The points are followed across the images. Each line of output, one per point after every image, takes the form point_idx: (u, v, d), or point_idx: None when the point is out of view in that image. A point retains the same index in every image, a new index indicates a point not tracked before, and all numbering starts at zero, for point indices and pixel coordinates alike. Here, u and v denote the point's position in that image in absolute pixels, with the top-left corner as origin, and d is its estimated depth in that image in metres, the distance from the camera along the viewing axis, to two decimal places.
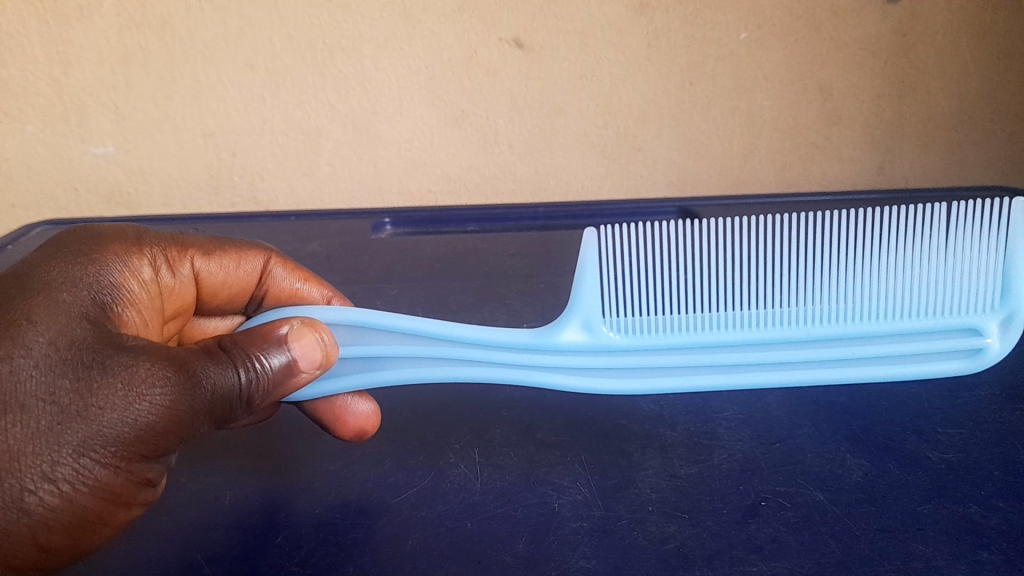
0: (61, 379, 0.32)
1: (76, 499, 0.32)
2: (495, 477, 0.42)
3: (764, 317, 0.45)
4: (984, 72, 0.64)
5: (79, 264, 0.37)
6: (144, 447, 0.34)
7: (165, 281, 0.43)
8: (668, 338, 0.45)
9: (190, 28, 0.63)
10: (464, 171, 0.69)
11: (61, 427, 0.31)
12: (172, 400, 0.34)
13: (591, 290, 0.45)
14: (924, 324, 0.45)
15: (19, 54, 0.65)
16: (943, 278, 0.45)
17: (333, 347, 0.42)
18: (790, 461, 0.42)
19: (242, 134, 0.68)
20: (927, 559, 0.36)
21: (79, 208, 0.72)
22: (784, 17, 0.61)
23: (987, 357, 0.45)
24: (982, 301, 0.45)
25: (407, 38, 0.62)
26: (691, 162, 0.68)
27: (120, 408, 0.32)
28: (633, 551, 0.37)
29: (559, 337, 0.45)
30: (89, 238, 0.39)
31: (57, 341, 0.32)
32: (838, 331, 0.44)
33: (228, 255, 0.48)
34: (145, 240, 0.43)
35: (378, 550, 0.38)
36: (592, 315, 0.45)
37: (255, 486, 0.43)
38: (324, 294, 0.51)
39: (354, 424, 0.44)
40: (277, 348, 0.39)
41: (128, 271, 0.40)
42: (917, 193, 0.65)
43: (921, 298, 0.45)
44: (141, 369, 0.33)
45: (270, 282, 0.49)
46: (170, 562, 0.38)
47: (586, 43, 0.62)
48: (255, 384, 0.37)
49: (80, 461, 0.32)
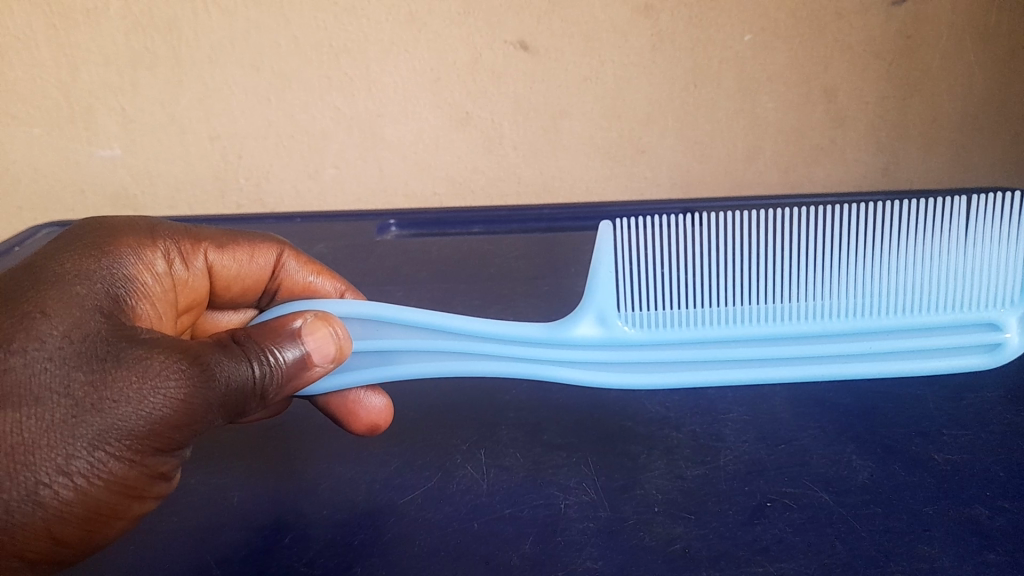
0: (75, 372, 0.32)
1: (90, 492, 0.33)
2: (502, 477, 0.42)
3: (776, 312, 0.45)
4: (989, 74, 0.64)
5: (92, 258, 0.37)
6: (157, 441, 0.34)
7: (178, 274, 0.43)
8: (682, 332, 0.45)
9: (196, 31, 0.63)
10: (469, 174, 0.70)
11: (76, 420, 0.32)
12: (186, 393, 0.34)
13: (605, 284, 0.46)
14: (938, 318, 0.45)
15: (26, 57, 0.65)
16: (956, 273, 0.45)
17: (346, 341, 0.42)
18: (796, 462, 0.42)
19: (248, 136, 0.68)
20: (933, 561, 0.36)
21: (86, 211, 0.72)
22: (788, 19, 0.61)
23: (1007, 352, 0.45)
24: (996, 297, 0.45)
25: (413, 41, 0.63)
26: (696, 164, 0.68)
27: (134, 401, 0.33)
28: (641, 551, 0.37)
29: (574, 330, 0.46)
30: (101, 232, 0.39)
31: (71, 334, 0.33)
32: (849, 326, 0.45)
33: (241, 249, 0.48)
34: (158, 233, 0.43)
35: (386, 551, 0.38)
36: (606, 309, 0.46)
37: (264, 485, 0.43)
38: (336, 287, 0.52)
39: (366, 419, 0.44)
40: (290, 342, 0.39)
41: (141, 264, 0.40)
42: (921, 194, 0.65)
43: (935, 293, 0.45)
44: (154, 362, 0.33)
45: (282, 275, 0.50)
46: (180, 562, 0.39)
47: (590, 45, 0.62)
48: (269, 377, 0.38)
49: (95, 454, 0.32)
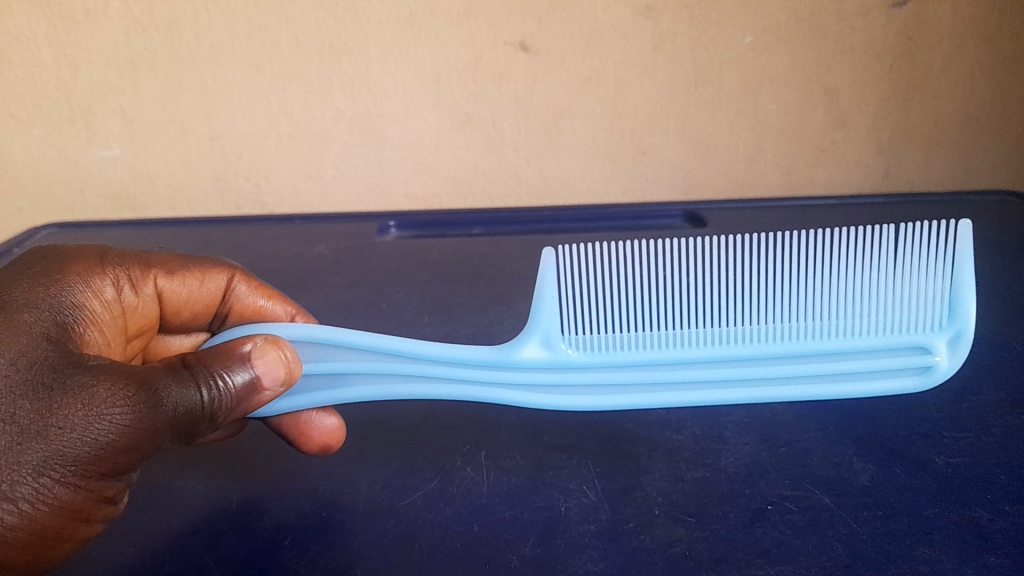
0: (20, 400, 0.32)
1: (35, 517, 0.33)
2: (502, 480, 0.42)
3: (721, 334, 0.43)
4: (990, 76, 0.64)
5: (41, 285, 0.38)
6: (103, 465, 0.34)
7: (128, 300, 0.43)
8: (623, 354, 0.43)
9: (196, 31, 0.63)
10: (470, 174, 0.70)
11: (21, 447, 0.32)
12: (131, 419, 0.34)
13: (549, 307, 0.44)
14: (880, 341, 0.43)
15: (25, 57, 0.65)
16: (896, 297, 0.43)
17: (296, 363, 0.42)
18: (797, 464, 0.42)
19: (248, 136, 0.68)
20: (934, 564, 0.36)
21: (86, 211, 0.73)
22: (790, 21, 0.61)
23: (937, 374, 0.43)
24: (935, 319, 0.43)
25: (413, 41, 0.62)
26: (696, 166, 0.69)
27: (80, 426, 0.33)
28: (641, 554, 0.37)
29: (519, 353, 0.44)
30: (51, 259, 0.40)
31: (18, 362, 0.33)
32: (795, 348, 0.43)
33: (192, 273, 0.48)
34: (107, 259, 0.43)
35: (387, 554, 0.38)
36: (551, 331, 0.44)
37: (262, 488, 0.43)
38: (287, 310, 0.50)
39: (319, 440, 0.43)
40: (240, 365, 0.39)
41: (90, 290, 0.41)
42: (919, 197, 0.67)
43: (880, 316, 0.43)
44: (101, 389, 0.33)
45: (234, 299, 0.49)
46: (181, 563, 0.39)
47: (592, 46, 0.62)
48: (218, 401, 0.37)
49: (40, 480, 0.32)
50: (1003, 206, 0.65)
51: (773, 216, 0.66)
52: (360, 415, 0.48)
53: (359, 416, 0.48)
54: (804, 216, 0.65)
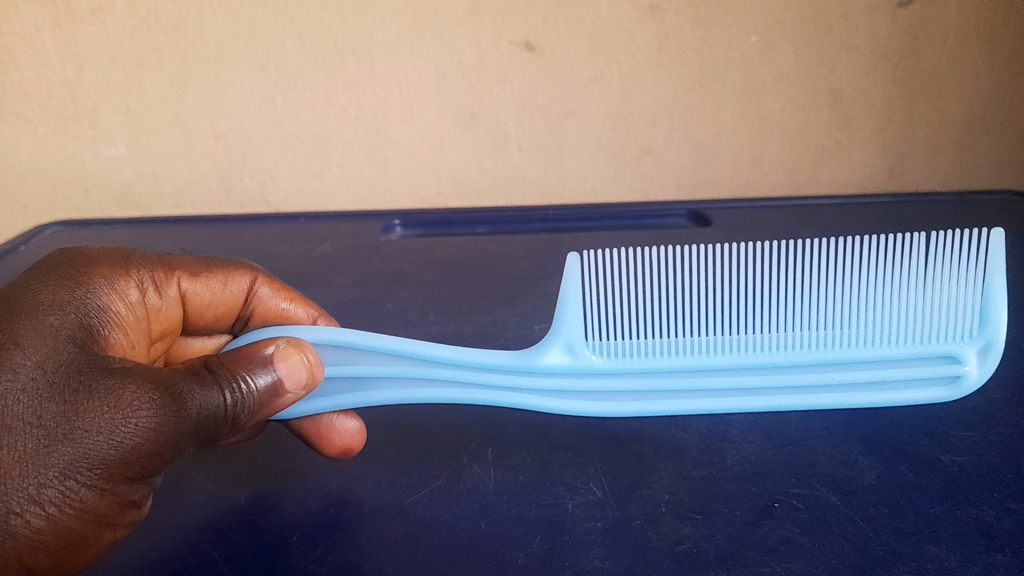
0: (47, 403, 0.32)
1: (61, 521, 0.33)
2: (508, 477, 0.42)
3: (745, 342, 0.44)
4: (995, 75, 0.64)
5: (67, 287, 0.38)
6: (128, 469, 0.34)
7: (152, 303, 0.43)
8: (647, 362, 0.43)
9: (202, 30, 0.63)
10: (474, 173, 0.70)
11: (49, 450, 0.32)
12: (157, 422, 0.34)
13: (573, 314, 0.44)
14: (905, 350, 0.43)
15: (31, 56, 0.65)
16: (922, 307, 0.43)
17: (318, 366, 0.42)
18: (803, 462, 0.42)
19: (254, 136, 0.68)
20: (941, 561, 0.36)
21: (91, 209, 0.73)
22: (796, 21, 0.61)
23: (967, 385, 0.43)
24: (961, 329, 0.43)
25: (418, 40, 0.63)
26: (701, 165, 0.69)
27: (106, 430, 0.33)
28: (647, 551, 0.37)
29: (542, 358, 0.44)
30: (75, 262, 0.40)
31: (45, 364, 0.33)
32: (821, 356, 0.43)
33: (214, 276, 0.48)
34: (132, 262, 0.43)
35: (393, 550, 0.38)
36: (574, 338, 0.44)
37: (269, 486, 0.43)
38: (309, 313, 0.51)
39: (340, 443, 0.43)
40: (262, 368, 0.39)
41: (115, 293, 0.40)
42: (925, 198, 0.67)
43: (904, 325, 0.43)
44: (127, 393, 0.34)
45: (256, 301, 0.49)
46: (189, 560, 0.39)
47: (597, 46, 0.62)
48: (240, 404, 0.38)
49: (67, 483, 0.32)
50: (1010, 206, 0.65)
51: (777, 216, 0.66)
52: (367, 414, 0.48)
53: (368, 414, 0.48)
54: (809, 216, 0.66)
